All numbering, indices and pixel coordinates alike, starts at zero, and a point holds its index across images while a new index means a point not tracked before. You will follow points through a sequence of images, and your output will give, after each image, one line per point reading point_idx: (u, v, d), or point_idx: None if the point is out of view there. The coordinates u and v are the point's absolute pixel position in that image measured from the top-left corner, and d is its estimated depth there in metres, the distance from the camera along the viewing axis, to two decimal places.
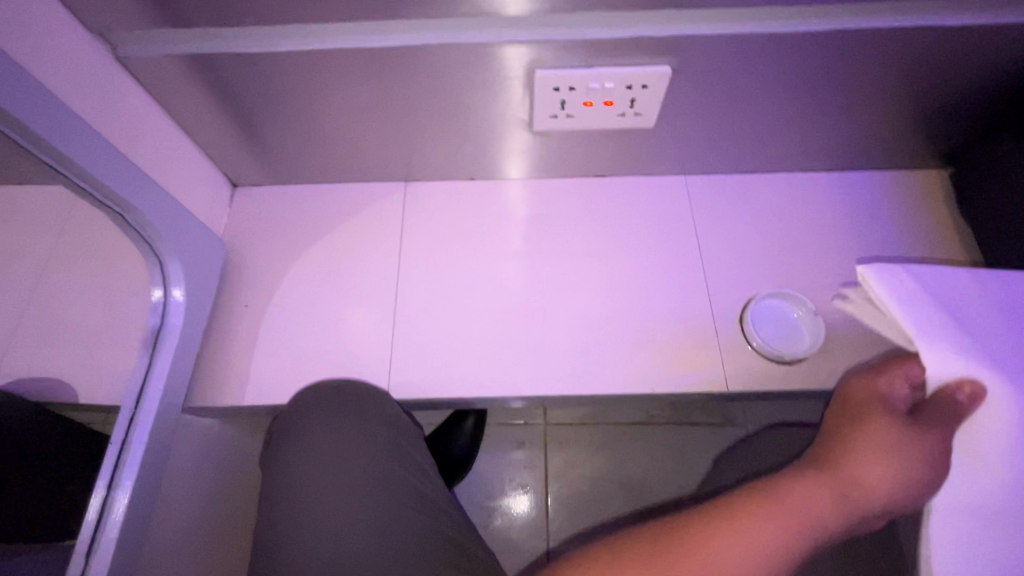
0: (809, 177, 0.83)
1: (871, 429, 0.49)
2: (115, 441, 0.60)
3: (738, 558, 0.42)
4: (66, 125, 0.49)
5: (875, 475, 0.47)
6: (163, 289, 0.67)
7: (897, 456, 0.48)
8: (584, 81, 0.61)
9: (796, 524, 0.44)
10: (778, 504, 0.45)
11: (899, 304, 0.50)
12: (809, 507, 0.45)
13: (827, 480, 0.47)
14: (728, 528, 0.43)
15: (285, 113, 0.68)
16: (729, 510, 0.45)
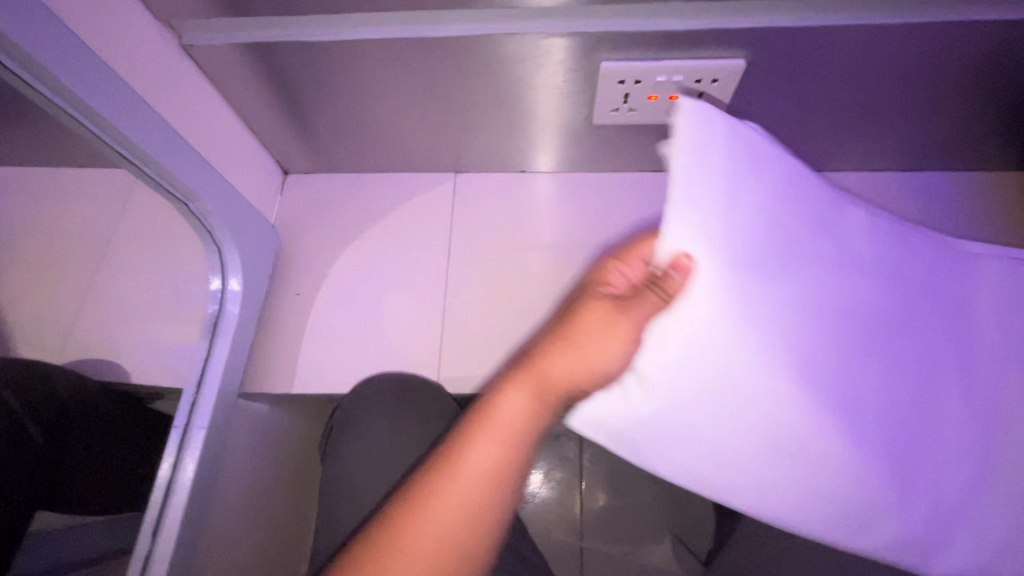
0: (868, 176, 0.81)
1: (585, 334, 0.41)
2: (179, 425, 0.62)
3: (468, 480, 0.37)
4: (136, 118, 0.50)
5: (608, 352, 0.41)
6: (221, 279, 0.68)
7: (603, 342, 0.41)
8: (651, 74, 0.58)
9: (507, 439, 0.38)
10: (494, 424, 0.39)
11: (695, 132, 0.40)
12: (515, 418, 0.39)
13: (521, 378, 0.40)
14: (454, 472, 0.37)
15: (339, 103, 0.68)
16: (444, 455, 0.38)
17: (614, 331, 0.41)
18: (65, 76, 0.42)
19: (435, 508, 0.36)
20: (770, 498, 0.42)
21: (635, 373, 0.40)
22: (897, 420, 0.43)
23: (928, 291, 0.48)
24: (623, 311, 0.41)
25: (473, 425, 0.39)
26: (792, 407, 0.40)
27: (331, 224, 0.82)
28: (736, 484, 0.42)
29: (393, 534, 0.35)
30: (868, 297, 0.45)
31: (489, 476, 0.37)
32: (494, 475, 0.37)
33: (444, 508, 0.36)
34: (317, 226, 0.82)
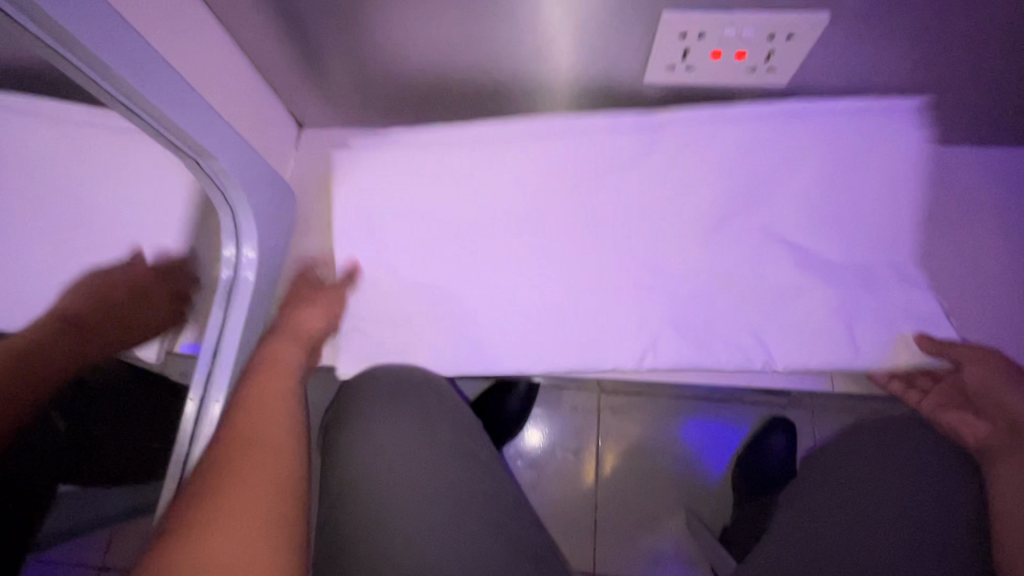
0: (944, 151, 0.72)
1: (298, 326, 0.66)
2: (194, 397, 0.64)
3: (300, 342, 0.66)
4: (139, 61, 0.44)
5: (312, 319, 0.66)
6: (235, 246, 0.64)
7: (316, 316, 0.66)
8: (720, 27, 0.51)
9: (277, 373, 0.64)
10: (269, 369, 0.64)
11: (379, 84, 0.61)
12: (285, 363, 0.65)
13: (291, 339, 0.66)
14: (272, 369, 0.64)
15: (362, 55, 0.61)
16: (261, 359, 0.65)
17: (328, 305, 0.67)
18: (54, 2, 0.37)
19: (250, 428, 0.58)
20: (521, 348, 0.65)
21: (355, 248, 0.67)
22: (682, 307, 0.64)
23: (812, 182, 0.61)
24: (319, 294, 0.68)
25: (258, 368, 0.64)
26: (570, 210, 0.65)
27: None
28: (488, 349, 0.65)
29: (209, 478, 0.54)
30: (754, 182, 0.62)
31: (277, 443, 0.58)
32: (297, 363, 0.65)
33: (268, 458, 0.56)
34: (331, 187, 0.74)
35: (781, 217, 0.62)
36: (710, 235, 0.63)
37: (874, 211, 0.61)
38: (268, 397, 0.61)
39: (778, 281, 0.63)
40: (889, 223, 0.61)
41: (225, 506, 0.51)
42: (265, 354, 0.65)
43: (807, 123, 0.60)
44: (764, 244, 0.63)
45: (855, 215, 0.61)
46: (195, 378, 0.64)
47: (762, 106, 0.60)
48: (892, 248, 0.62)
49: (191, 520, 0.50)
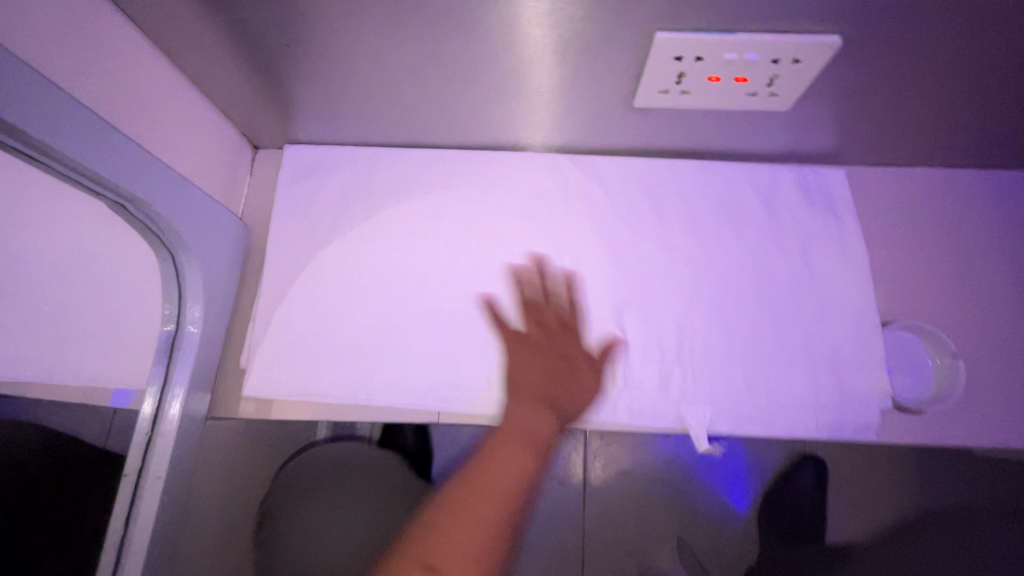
0: (956, 173, 0.64)
1: (500, 479, 0.53)
2: (130, 474, 0.52)
3: (536, 441, 0.55)
4: (54, 105, 0.37)
5: (583, 394, 0.57)
6: (178, 304, 0.54)
7: (570, 403, 0.56)
8: (718, 49, 0.45)
9: (531, 439, 0.55)
10: (486, 470, 0.54)
11: (347, 163, 0.66)
12: (526, 423, 0.55)
13: (525, 444, 0.54)
14: (528, 442, 0.55)
15: (317, 74, 0.54)
16: (510, 431, 0.55)
17: (541, 370, 0.57)
18: None
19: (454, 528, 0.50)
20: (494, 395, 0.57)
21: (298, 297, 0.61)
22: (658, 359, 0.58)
23: (779, 212, 0.63)
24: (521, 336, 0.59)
25: (511, 437, 0.55)
26: (553, 259, 0.62)
27: (304, 213, 0.64)
28: (461, 400, 0.57)
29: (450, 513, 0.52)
30: (720, 218, 0.63)
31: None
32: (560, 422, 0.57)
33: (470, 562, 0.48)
34: (278, 217, 0.64)
35: (731, 258, 0.61)
36: (674, 283, 0.61)
37: (837, 249, 0.61)
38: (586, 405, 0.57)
39: (743, 317, 0.59)
40: (855, 249, 0.61)
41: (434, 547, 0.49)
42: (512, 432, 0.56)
43: (749, 172, 0.64)
44: (726, 280, 0.61)
45: (802, 247, 0.61)
46: (132, 448, 0.52)
47: (721, 167, 0.65)
48: (855, 282, 0.60)
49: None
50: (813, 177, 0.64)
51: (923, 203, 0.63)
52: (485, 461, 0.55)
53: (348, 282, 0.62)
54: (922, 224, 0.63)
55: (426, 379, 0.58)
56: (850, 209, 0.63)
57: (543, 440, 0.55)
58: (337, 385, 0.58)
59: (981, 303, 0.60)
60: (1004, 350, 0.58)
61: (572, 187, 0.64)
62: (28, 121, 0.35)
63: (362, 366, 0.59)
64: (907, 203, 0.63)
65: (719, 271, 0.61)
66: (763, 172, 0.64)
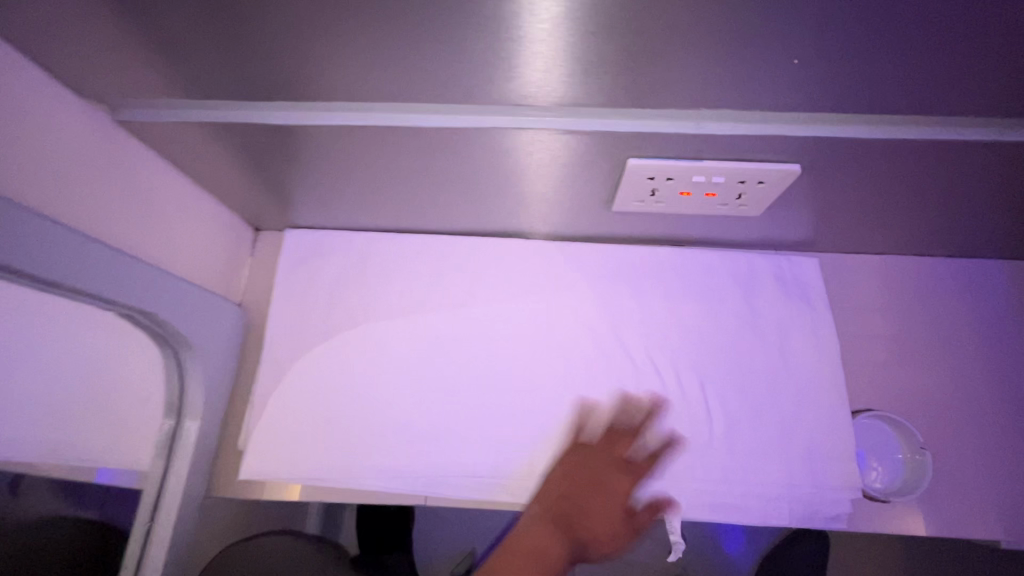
0: (922, 261, 0.67)
1: None
2: (129, 564, 0.53)
3: (544, 562, 0.49)
4: (84, 251, 0.40)
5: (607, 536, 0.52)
6: (181, 394, 0.57)
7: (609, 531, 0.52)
8: (687, 173, 0.49)
9: (541, 564, 0.49)
10: (511, 573, 0.50)
11: (343, 246, 0.69)
12: (550, 535, 0.51)
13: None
14: (541, 567, 0.49)
15: (318, 174, 0.57)
16: (534, 543, 0.51)
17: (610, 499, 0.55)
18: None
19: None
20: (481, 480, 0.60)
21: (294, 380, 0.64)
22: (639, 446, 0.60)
23: (756, 300, 0.66)
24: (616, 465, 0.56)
25: (532, 550, 0.50)
26: (538, 344, 0.65)
27: (301, 296, 0.68)
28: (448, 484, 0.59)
29: None
30: (699, 305, 0.66)
31: None
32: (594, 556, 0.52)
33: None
34: (277, 300, 0.67)
35: (709, 346, 0.64)
36: (654, 369, 0.63)
37: (810, 337, 0.64)
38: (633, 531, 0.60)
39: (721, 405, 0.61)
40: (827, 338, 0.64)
41: None
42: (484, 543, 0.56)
43: (726, 259, 0.67)
44: (704, 366, 0.63)
45: (778, 335, 0.64)
46: (132, 538, 0.54)
47: (700, 254, 0.68)
48: (829, 370, 0.63)
49: None
50: (788, 265, 0.67)
51: (893, 290, 0.66)
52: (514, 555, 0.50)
53: (342, 365, 0.64)
54: (891, 310, 0.66)
55: (415, 462, 0.60)
56: (823, 297, 0.66)
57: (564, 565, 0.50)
58: (331, 468, 0.60)
59: (948, 389, 0.62)
60: (970, 437, 0.61)
61: (558, 273, 0.68)
62: (60, 273, 0.38)
63: (354, 450, 0.61)
64: (877, 290, 0.66)
65: (697, 357, 0.64)
66: (739, 259, 0.67)
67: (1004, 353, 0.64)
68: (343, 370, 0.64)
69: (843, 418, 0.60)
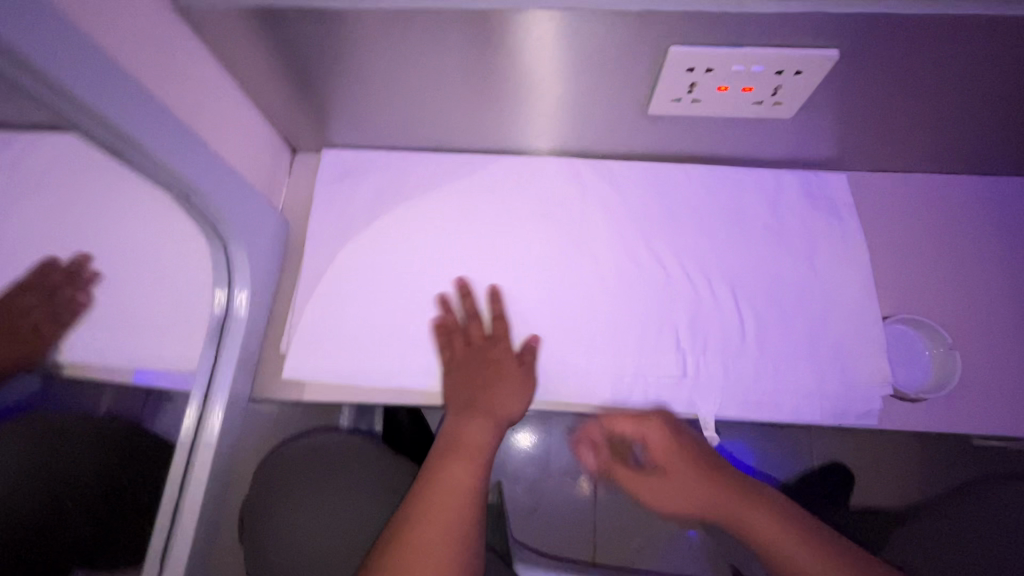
0: (950, 178, 0.68)
1: (450, 475, 0.58)
2: (184, 442, 0.58)
3: (474, 449, 0.61)
4: (149, 112, 0.42)
5: (511, 402, 0.62)
6: (227, 291, 0.59)
7: (513, 400, 0.61)
8: (726, 61, 0.50)
9: (472, 454, 0.60)
10: (459, 446, 0.61)
11: (379, 165, 0.71)
12: (474, 436, 0.61)
13: (461, 454, 0.60)
14: (464, 449, 0.61)
15: (360, 79, 0.59)
16: (451, 434, 0.62)
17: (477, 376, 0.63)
18: (77, 82, 0.35)
19: (428, 528, 0.54)
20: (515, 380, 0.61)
21: (333, 289, 0.65)
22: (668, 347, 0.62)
23: (785, 215, 0.67)
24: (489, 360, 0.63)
25: (450, 442, 0.62)
26: (570, 255, 0.66)
27: (338, 211, 0.69)
28: None
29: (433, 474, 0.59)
30: (728, 219, 0.67)
31: (442, 540, 0.53)
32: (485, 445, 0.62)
33: (438, 559, 0.52)
34: (315, 214, 0.69)
35: (739, 256, 0.65)
36: (685, 277, 0.65)
37: (838, 250, 0.65)
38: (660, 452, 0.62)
39: (751, 311, 0.63)
40: (856, 250, 0.65)
41: (426, 513, 0.55)
42: (469, 424, 0.62)
43: (755, 176, 0.69)
44: (733, 276, 0.65)
45: (807, 245, 0.65)
46: (186, 419, 0.58)
47: (729, 171, 0.69)
48: (856, 278, 0.64)
49: (417, 547, 0.53)
50: (816, 182, 0.68)
51: (921, 205, 0.67)
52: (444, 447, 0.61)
53: (378, 276, 0.66)
54: (918, 225, 0.67)
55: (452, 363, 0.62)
56: (850, 210, 0.67)
57: (480, 452, 0.61)
58: (371, 368, 0.62)
59: (975, 298, 0.63)
60: (998, 344, 0.62)
61: (589, 188, 0.69)
62: (129, 124, 0.40)
63: (394, 352, 0.63)
64: (904, 206, 0.68)
65: (726, 267, 0.65)
66: (768, 176, 0.68)
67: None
68: (381, 279, 0.66)
69: (871, 322, 0.61)
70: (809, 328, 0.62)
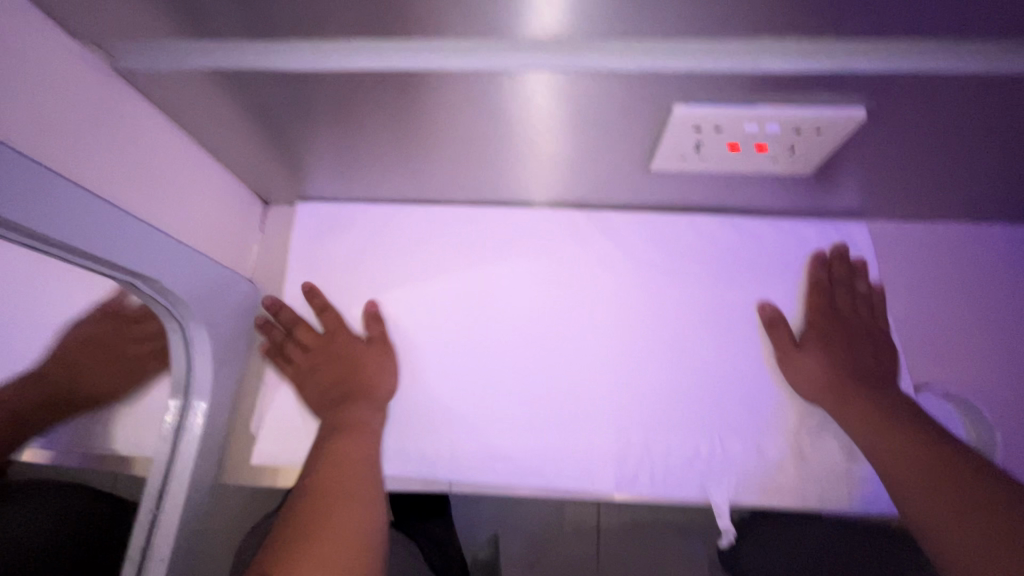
0: (981, 228, 0.62)
1: (348, 463, 0.52)
2: (133, 557, 0.50)
3: (368, 437, 0.54)
4: (67, 200, 0.36)
5: (385, 381, 0.58)
6: (186, 371, 0.53)
7: (384, 379, 0.58)
8: (738, 120, 0.44)
9: (366, 441, 0.54)
10: (354, 432, 0.54)
11: (358, 220, 0.66)
12: (366, 422, 0.55)
13: (349, 429, 0.54)
14: (353, 433, 0.53)
15: (332, 137, 0.53)
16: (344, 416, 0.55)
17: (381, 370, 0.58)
18: None
19: (328, 547, 0.45)
20: (507, 462, 0.55)
21: (308, 360, 0.60)
22: (675, 422, 0.56)
23: (802, 271, 0.61)
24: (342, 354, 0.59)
25: (344, 425, 0.54)
26: (566, 318, 0.61)
27: (314, 272, 0.64)
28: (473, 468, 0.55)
29: (335, 463, 0.51)
30: (739, 275, 0.61)
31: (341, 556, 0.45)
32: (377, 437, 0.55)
33: (348, 534, 0.47)
34: (290, 277, 0.63)
35: (753, 318, 0.60)
36: (693, 343, 0.59)
37: (862, 311, 0.59)
38: (877, 424, 0.50)
39: (768, 383, 0.57)
40: (881, 311, 0.59)
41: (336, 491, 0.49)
42: (343, 411, 0.55)
43: (769, 228, 0.63)
44: (746, 340, 0.59)
45: (828, 307, 0.60)
46: (137, 527, 0.50)
47: (740, 223, 0.63)
48: (884, 342, 0.58)
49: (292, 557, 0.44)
50: (836, 234, 0.62)
51: (951, 260, 0.62)
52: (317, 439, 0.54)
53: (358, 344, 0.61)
54: (948, 281, 0.61)
55: (438, 444, 0.57)
56: (874, 266, 0.61)
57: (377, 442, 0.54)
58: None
59: (1015, 365, 0.58)
60: None
61: (587, 244, 0.63)
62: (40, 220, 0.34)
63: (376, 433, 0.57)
64: (932, 260, 0.62)
65: (738, 330, 0.59)
66: (782, 228, 0.63)
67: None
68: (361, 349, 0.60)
69: (899, 397, 0.56)
70: None
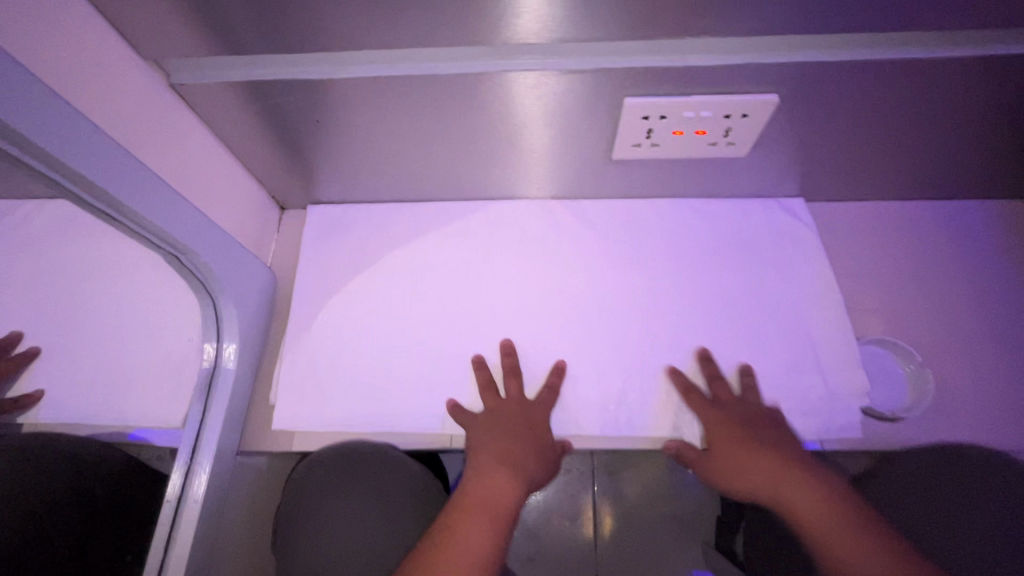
0: (904, 205, 0.72)
1: (464, 547, 0.51)
2: (170, 501, 0.56)
3: (497, 513, 0.54)
4: (135, 179, 0.45)
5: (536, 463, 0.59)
6: (217, 342, 0.61)
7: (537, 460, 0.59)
8: (677, 108, 0.54)
9: (490, 514, 0.54)
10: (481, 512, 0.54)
11: (363, 218, 0.75)
12: (499, 499, 0.55)
13: (474, 511, 0.54)
14: (485, 513, 0.54)
15: (342, 142, 0.63)
16: (465, 500, 0.55)
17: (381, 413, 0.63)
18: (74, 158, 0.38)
19: None
20: None
21: (321, 337, 0.67)
22: (647, 376, 0.63)
23: (754, 243, 0.70)
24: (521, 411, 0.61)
25: (464, 507, 0.55)
26: (551, 291, 0.68)
27: (323, 263, 0.72)
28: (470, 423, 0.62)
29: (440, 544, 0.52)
30: (700, 249, 0.70)
31: None
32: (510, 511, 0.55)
33: None
34: (304, 268, 0.72)
35: (714, 285, 0.68)
36: (660, 307, 0.67)
37: (807, 274, 0.68)
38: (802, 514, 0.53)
39: (728, 339, 0.65)
40: (823, 275, 0.67)
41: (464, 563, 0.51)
42: (488, 481, 0.56)
43: (723, 209, 0.72)
44: (712, 303, 0.67)
45: (777, 273, 0.68)
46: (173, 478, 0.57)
47: (698, 206, 0.72)
48: (828, 301, 0.66)
49: None
50: (781, 210, 0.71)
51: (882, 232, 0.71)
52: (459, 524, 0.53)
53: (364, 322, 0.68)
54: (879, 249, 0.70)
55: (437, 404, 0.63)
56: (814, 237, 0.70)
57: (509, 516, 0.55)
58: (359, 417, 0.63)
59: (941, 317, 0.66)
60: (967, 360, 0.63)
61: (564, 230, 0.72)
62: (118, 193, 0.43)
63: (383, 397, 0.64)
64: (864, 232, 0.71)
65: (701, 296, 0.67)
66: (734, 208, 0.72)
67: (994, 283, 0.67)
68: (368, 325, 0.68)
69: (843, 343, 0.63)
70: (788, 351, 0.64)
